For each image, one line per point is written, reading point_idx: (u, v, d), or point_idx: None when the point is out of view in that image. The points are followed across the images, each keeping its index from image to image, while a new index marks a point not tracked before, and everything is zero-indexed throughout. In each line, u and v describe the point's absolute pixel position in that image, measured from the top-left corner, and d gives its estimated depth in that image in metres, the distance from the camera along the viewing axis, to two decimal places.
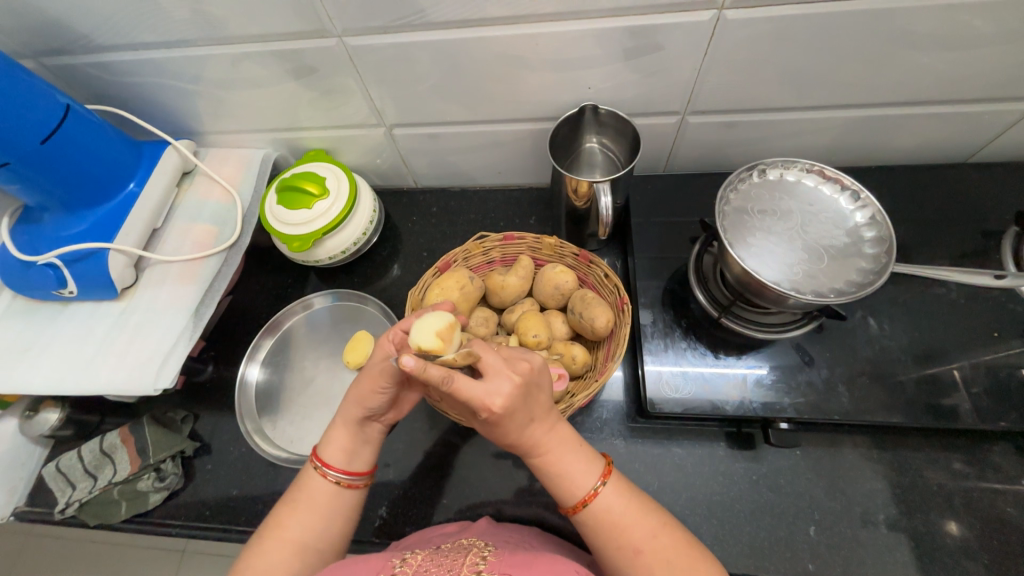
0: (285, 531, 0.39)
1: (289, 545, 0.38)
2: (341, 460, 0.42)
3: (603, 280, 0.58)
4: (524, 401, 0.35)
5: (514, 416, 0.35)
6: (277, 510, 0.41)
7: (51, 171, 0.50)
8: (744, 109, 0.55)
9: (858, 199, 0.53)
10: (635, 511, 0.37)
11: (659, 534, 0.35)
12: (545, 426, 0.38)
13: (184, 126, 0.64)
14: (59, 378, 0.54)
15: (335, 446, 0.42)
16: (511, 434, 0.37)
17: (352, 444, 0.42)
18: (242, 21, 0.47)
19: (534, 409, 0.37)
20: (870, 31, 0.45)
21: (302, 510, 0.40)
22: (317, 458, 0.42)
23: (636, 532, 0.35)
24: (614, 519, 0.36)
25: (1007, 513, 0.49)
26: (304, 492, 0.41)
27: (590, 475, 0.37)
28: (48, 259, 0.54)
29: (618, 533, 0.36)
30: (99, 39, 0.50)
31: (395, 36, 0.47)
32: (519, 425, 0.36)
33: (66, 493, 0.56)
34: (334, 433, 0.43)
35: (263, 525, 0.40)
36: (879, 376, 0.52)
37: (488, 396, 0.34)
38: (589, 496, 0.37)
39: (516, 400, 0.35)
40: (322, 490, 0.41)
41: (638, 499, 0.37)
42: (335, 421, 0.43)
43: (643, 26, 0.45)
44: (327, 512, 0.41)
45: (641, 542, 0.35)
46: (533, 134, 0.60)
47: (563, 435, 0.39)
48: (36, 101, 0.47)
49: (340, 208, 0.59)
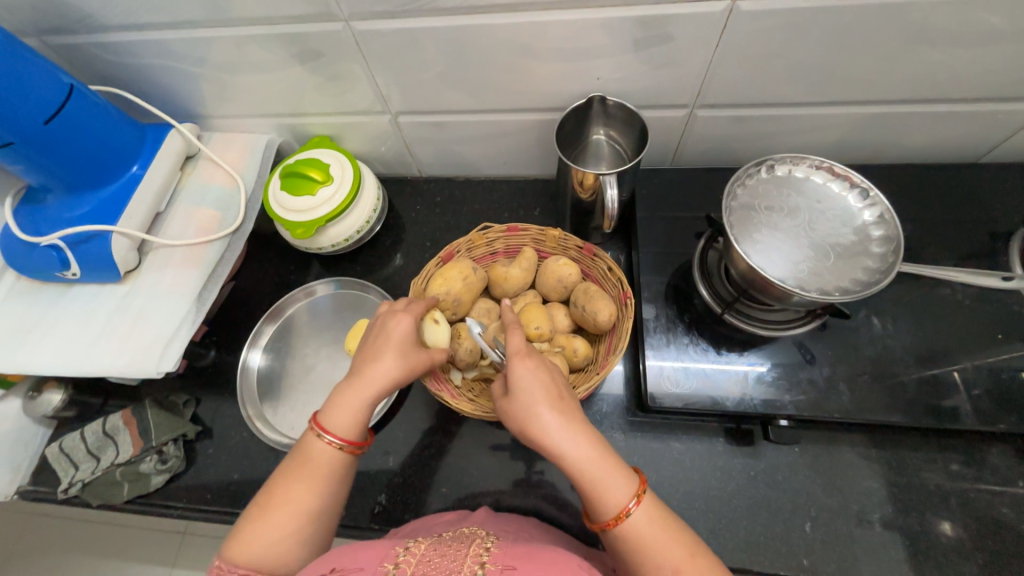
0: (295, 504, 0.38)
1: (299, 516, 0.38)
2: (347, 428, 0.40)
3: (606, 273, 0.58)
4: (546, 366, 0.41)
5: (546, 377, 0.40)
6: (281, 479, 0.39)
7: (55, 152, 0.50)
8: (754, 104, 0.54)
9: (866, 197, 0.52)
10: (667, 529, 0.35)
11: (694, 554, 0.34)
12: (567, 418, 0.38)
13: (187, 109, 0.64)
14: (62, 359, 0.55)
15: (342, 413, 0.40)
16: (534, 415, 0.38)
17: (359, 414, 0.41)
18: (248, 3, 0.46)
19: (558, 383, 0.41)
20: (885, 25, 0.44)
21: (309, 481, 0.39)
22: (321, 425, 0.40)
23: (670, 552, 0.34)
24: (646, 537, 0.35)
25: (1002, 514, 0.49)
26: (309, 461, 0.39)
27: (624, 493, 0.35)
28: (51, 241, 0.54)
29: (650, 552, 0.34)
30: (103, 19, 0.50)
31: (403, 22, 0.47)
32: (543, 400, 0.38)
33: (70, 473, 0.56)
34: (342, 400, 0.41)
35: (263, 496, 0.39)
36: (880, 376, 0.52)
37: (522, 350, 0.41)
38: (623, 514, 0.35)
39: (539, 359, 0.41)
40: (328, 460, 0.40)
41: (670, 520, 0.36)
42: (345, 387, 0.42)
43: (654, 16, 0.44)
44: (334, 481, 0.40)
45: (679, 561, 0.34)
46: (539, 125, 0.60)
47: (595, 441, 0.37)
48: (39, 81, 0.46)
49: (344, 195, 0.59)
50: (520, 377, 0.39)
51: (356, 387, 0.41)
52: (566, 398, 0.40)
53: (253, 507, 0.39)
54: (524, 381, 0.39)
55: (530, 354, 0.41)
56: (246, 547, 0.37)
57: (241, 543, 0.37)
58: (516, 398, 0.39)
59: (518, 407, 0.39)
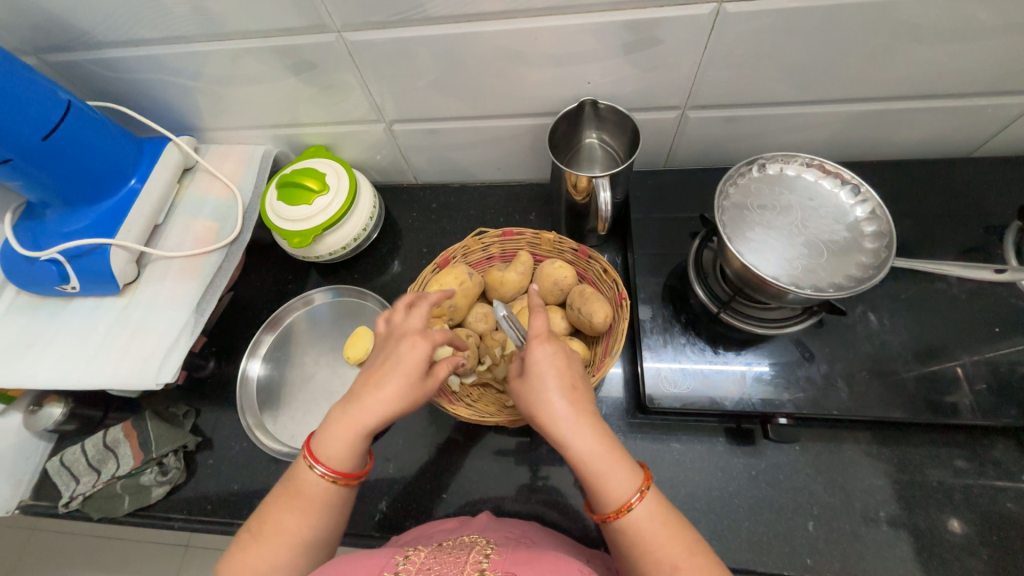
0: (287, 534, 0.37)
1: (291, 546, 0.37)
2: (337, 459, 0.39)
3: (601, 275, 0.58)
4: (565, 354, 0.41)
5: (562, 363, 0.40)
6: (275, 507, 0.38)
7: (54, 167, 0.50)
8: (744, 104, 0.54)
9: (858, 193, 0.53)
10: (668, 527, 0.35)
11: (693, 552, 0.34)
12: (577, 409, 0.38)
13: (184, 122, 0.65)
14: (62, 373, 0.55)
15: (333, 443, 0.39)
16: (545, 401, 0.38)
17: (349, 445, 0.39)
18: (242, 17, 0.47)
19: (574, 372, 0.40)
20: (872, 23, 0.44)
21: (301, 512, 0.38)
22: (313, 454, 0.39)
23: (669, 548, 0.34)
24: (646, 532, 0.35)
25: (1006, 509, 0.49)
26: (300, 491, 0.39)
27: (627, 486, 0.35)
28: (50, 255, 0.55)
29: (648, 548, 0.34)
30: (101, 36, 0.51)
31: (396, 32, 0.47)
32: (556, 387, 0.38)
33: (70, 486, 0.56)
34: (336, 424, 0.39)
35: (253, 525, 0.38)
36: (879, 372, 0.52)
37: (543, 331, 0.41)
38: (624, 508, 0.35)
39: (561, 348, 0.41)
40: (317, 489, 0.39)
41: (671, 517, 0.36)
42: (339, 412, 0.40)
43: (643, 20, 0.44)
44: (328, 510, 0.39)
45: (676, 557, 0.34)
46: (533, 130, 0.60)
47: (602, 433, 0.37)
48: (37, 98, 0.47)
49: (340, 204, 0.59)
50: (538, 362, 0.39)
51: (349, 413, 0.39)
52: (580, 387, 0.40)
53: (245, 533, 0.38)
54: (539, 365, 0.39)
55: (550, 339, 0.41)
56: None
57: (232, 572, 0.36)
58: (535, 385, 0.39)
59: (530, 393, 0.39)
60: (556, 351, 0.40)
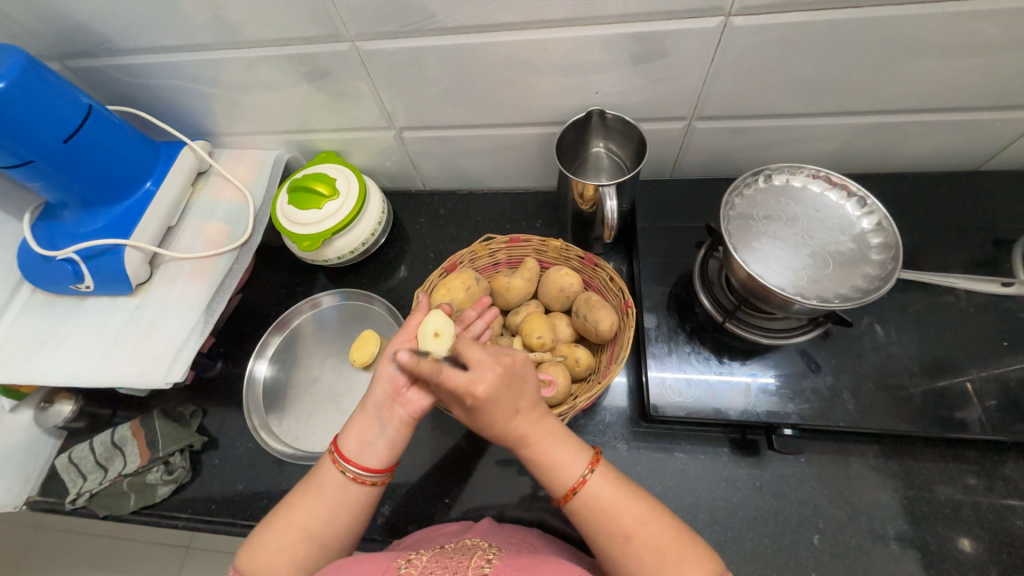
0: (296, 517, 0.40)
1: (296, 530, 0.39)
2: (358, 452, 0.41)
3: (607, 283, 0.58)
4: (506, 389, 0.37)
5: (495, 403, 0.36)
6: (292, 496, 0.41)
7: (73, 169, 0.52)
8: (751, 116, 0.55)
9: (864, 205, 0.53)
10: (621, 499, 0.37)
11: (646, 520, 0.36)
12: (526, 428, 0.38)
13: (199, 127, 0.66)
14: (74, 370, 0.56)
15: (355, 439, 0.42)
16: (495, 428, 0.38)
17: (378, 440, 0.42)
18: (258, 26, 0.48)
19: (518, 395, 0.37)
20: (876, 39, 0.45)
21: (312, 498, 0.40)
22: (339, 451, 0.42)
23: (624, 519, 0.36)
24: (597, 506, 0.36)
25: (1016, 526, 0.48)
26: (319, 483, 0.41)
27: (572, 472, 0.37)
28: (66, 254, 0.56)
29: (601, 522, 0.36)
30: (122, 44, 0.52)
31: (408, 41, 0.48)
32: (500, 417, 0.37)
33: (78, 484, 0.57)
34: (356, 422, 0.43)
35: (277, 507, 0.41)
36: (887, 386, 0.52)
37: (469, 384, 0.35)
38: (571, 491, 0.36)
39: (497, 389, 0.36)
40: (333, 480, 0.41)
41: (626, 489, 0.37)
42: (359, 411, 0.43)
43: (650, 32, 0.45)
44: (338, 505, 0.41)
45: (627, 527, 0.35)
46: (540, 139, 0.61)
47: (546, 429, 0.38)
48: (61, 101, 0.48)
49: (350, 208, 0.60)
50: (483, 407, 0.37)
51: (365, 409, 0.43)
52: (527, 406, 0.38)
53: (262, 525, 0.40)
54: (484, 410, 0.37)
55: (479, 381, 0.36)
56: (250, 556, 0.38)
57: (247, 553, 0.38)
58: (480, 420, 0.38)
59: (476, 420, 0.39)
60: (493, 397, 0.36)
